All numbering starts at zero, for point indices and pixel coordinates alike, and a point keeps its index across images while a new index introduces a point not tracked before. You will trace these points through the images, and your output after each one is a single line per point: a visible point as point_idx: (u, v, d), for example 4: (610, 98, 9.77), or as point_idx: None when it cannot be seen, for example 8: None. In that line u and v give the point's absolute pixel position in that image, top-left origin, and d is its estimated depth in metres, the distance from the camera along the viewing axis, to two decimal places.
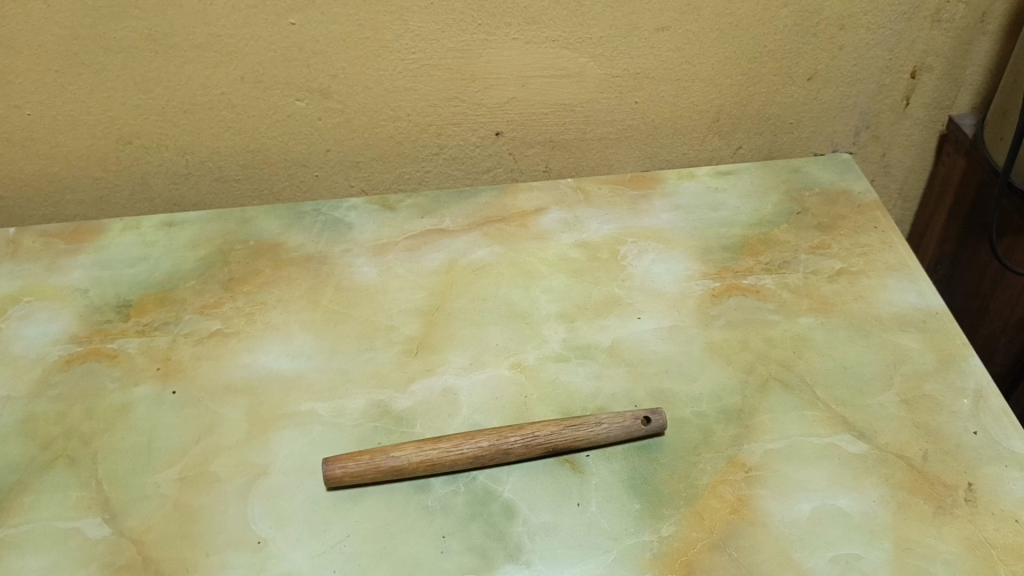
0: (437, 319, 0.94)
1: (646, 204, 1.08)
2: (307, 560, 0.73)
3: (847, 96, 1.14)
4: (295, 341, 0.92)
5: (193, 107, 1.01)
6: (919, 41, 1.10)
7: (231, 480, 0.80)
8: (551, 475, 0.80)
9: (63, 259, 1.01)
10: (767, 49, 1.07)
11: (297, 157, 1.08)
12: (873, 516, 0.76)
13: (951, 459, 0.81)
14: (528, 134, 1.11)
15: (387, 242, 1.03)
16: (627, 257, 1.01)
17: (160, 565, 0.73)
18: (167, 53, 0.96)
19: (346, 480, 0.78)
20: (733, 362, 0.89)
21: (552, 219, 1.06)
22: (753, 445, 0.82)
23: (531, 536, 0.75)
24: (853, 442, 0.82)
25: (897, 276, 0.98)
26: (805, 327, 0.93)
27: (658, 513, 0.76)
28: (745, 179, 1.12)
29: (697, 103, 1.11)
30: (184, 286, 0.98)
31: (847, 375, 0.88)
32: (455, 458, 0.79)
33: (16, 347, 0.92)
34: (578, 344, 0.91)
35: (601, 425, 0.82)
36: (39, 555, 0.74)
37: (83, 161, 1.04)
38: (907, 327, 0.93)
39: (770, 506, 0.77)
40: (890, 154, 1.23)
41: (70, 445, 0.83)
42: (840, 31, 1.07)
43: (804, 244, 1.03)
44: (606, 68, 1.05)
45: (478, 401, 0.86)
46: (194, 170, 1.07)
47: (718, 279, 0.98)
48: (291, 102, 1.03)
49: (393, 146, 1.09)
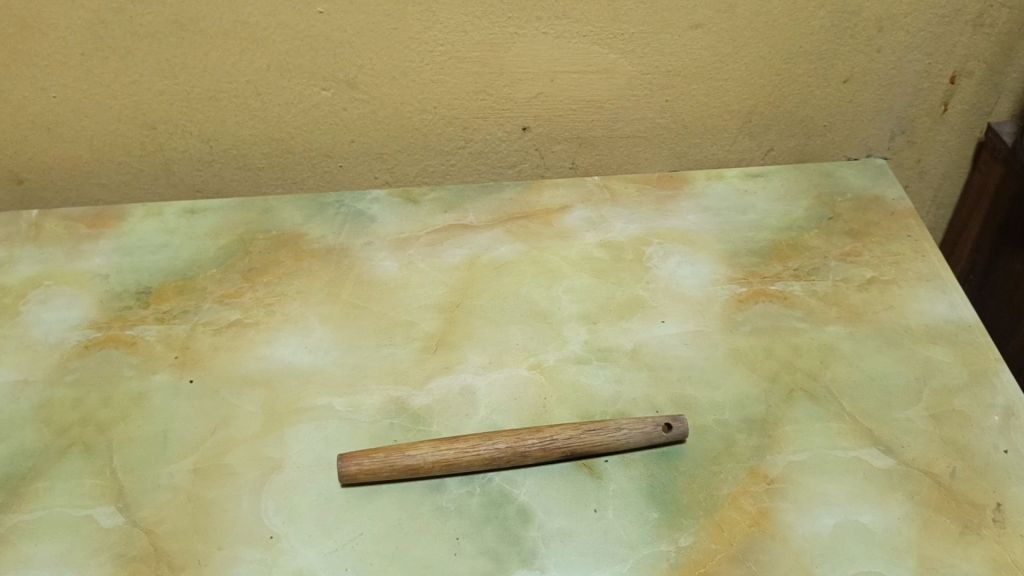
0: (458, 316, 0.93)
1: (673, 205, 1.06)
2: (319, 557, 0.73)
3: (883, 100, 1.11)
4: (313, 334, 0.91)
5: (219, 94, 1.01)
6: (959, 46, 1.07)
7: (245, 474, 0.79)
8: (567, 480, 0.79)
9: (85, 244, 1.01)
10: (803, 50, 1.05)
11: (321, 147, 1.07)
12: (896, 533, 0.74)
13: (980, 477, 0.78)
14: (556, 130, 1.09)
15: (409, 236, 1.02)
16: (653, 258, 1.00)
17: (171, 557, 0.73)
18: (194, 39, 0.96)
19: (360, 477, 0.77)
20: (758, 370, 0.87)
21: (576, 218, 1.05)
22: (776, 456, 0.80)
23: (545, 542, 0.74)
24: (879, 456, 0.80)
25: (929, 286, 0.96)
26: (832, 336, 0.91)
27: (676, 523, 0.75)
28: (775, 182, 1.10)
29: (729, 103, 1.09)
30: (204, 274, 0.97)
31: (874, 387, 0.86)
32: (471, 459, 0.78)
33: (35, 332, 0.92)
34: (600, 347, 0.90)
35: (621, 431, 0.80)
36: (52, 543, 0.74)
37: (108, 145, 1.04)
38: (938, 339, 0.90)
39: (791, 519, 0.75)
40: (925, 161, 1.20)
41: (85, 433, 0.82)
42: (878, 33, 1.04)
43: (834, 250, 1.00)
44: (637, 65, 1.03)
45: (495, 402, 0.85)
46: (218, 157, 1.07)
47: (744, 284, 0.97)
48: (317, 92, 1.02)
49: (419, 138, 1.08)
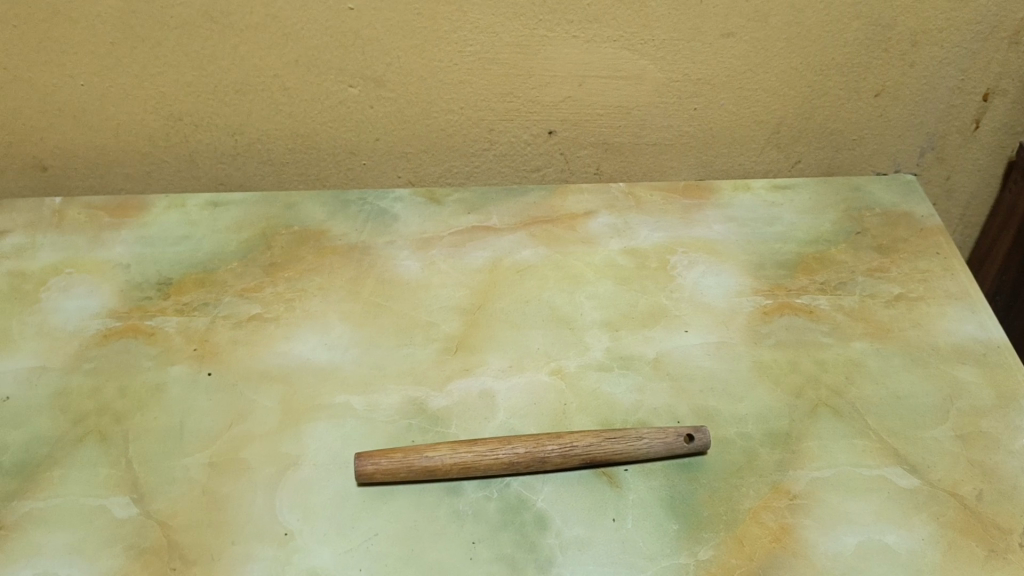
0: (479, 319, 0.92)
1: (698, 214, 1.05)
2: (332, 556, 0.72)
3: (914, 115, 1.10)
4: (333, 332, 0.91)
5: (246, 88, 1.00)
6: (994, 63, 1.06)
7: (262, 469, 0.78)
8: (586, 488, 0.78)
9: (107, 233, 1.01)
10: (835, 62, 1.04)
11: (346, 144, 1.06)
12: (921, 555, 0.73)
13: (1007, 501, 0.77)
14: (582, 135, 1.08)
15: (431, 236, 1.02)
16: (677, 267, 0.99)
17: (184, 550, 0.72)
18: (223, 31, 0.95)
19: (377, 477, 0.76)
20: (782, 384, 0.86)
21: (600, 224, 1.04)
22: (799, 472, 0.79)
23: (562, 550, 0.73)
24: (904, 476, 0.79)
25: (957, 305, 0.94)
26: (858, 352, 0.89)
27: (696, 536, 0.74)
28: (803, 195, 1.08)
29: (758, 113, 1.08)
30: (225, 267, 0.97)
31: (901, 406, 0.85)
32: (489, 463, 0.77)
33: (55, 319, 0.91)
34: (621, 354, 0.89)
35: (642, 440, 0.79)
36: (65, 531, 0.74)
37: (133, 135, 1.04)
38: (966, 359, 0.89)
39: (814, 537, 0.74)
40: (954, 179, 1.18)
41: (102, 422, 0.82)
42: (912, 48, 1.03)
43: (861, 265, 0.99)
44: (667, 72, 1.03)
45: (515, 406, 0.84)
46: (243, 150, 1.06)
47: (770, 296, 0.95)
48: (344, 88, 1.01)
49: (444, 139, 1.07)
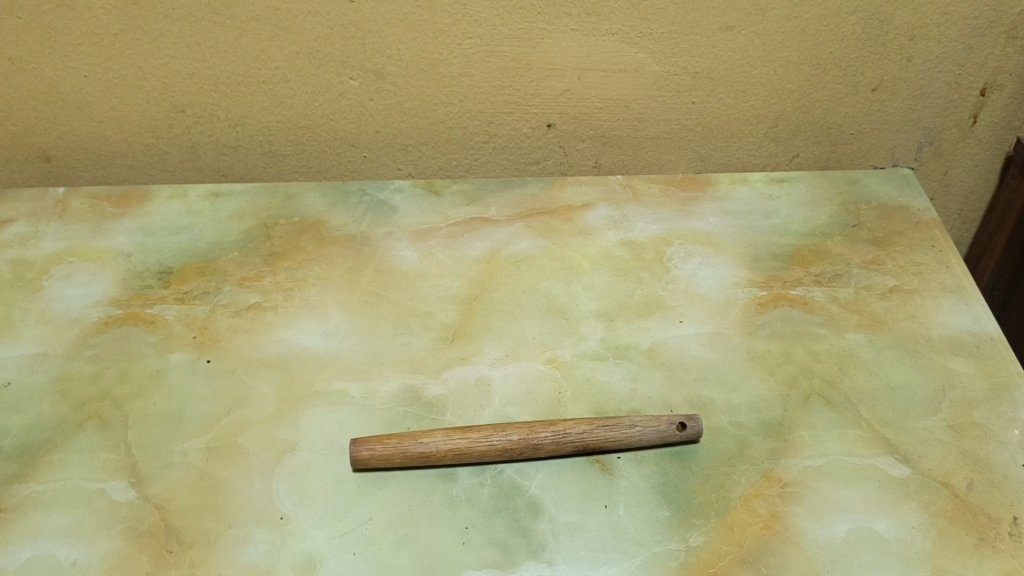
0: (476, 308, 0.93)
1: (696, 207, 1.06)
2: (327, 540, 0.73)
3: (912, 110, 1.11)
4: (330, 321, 0.91)
5: (247, 79, 1.01)
6: (992, 58, 1.06)
7: (259, 455, 0.79)
8: (579, 474, 0.78)
9: (109, 222, 1.02)
10: (832, 56, 1.04)
11: (346, 136, 1.07)
12: (910, 543, 0.74)
13: (997, 491, 0.77)
14: (580, 128, 1.09)
15: (430, 228, 1.02)
16: (673, 259, 0.99)
17: (181, 533, 0.73)
18: (225, 24, 0.96)
19: (372, 463, 0.77)
20: (775, 374, 0.87)
21: (598, 216, 1.04)
22: (790, 460, 0.79)
23: (555, 535, 0.73)
24: (896, 466, 0.79)
25: (952, 298, 0.95)
26: (852, 344, 0.90)
27: (687, 522, 0.74)
28: (799, 188, 1.09)
29: (755, 107, 1.08)
30: (225, 257, 0.98)
31: (893, 397, 0.85)
32: (483, 449, 0.78)
33: (56, 306, 0.92)
34: (616, 344, 0.89)
35: (635, 428, 0.80)
36: (64, 514, 0.75)
37: (136, 126, 1.05)
38: (959, 351, 0.89)
39: (805, 525, 0.75)
40: (952, 173, 1.18)
41: (102, 408, 0.83)
42: (910, 42, 1.04)
43: (857, 258, 1.00)
44: (665, 65, 1.03)
45: (510, 394, 0.85)
46: (244, 142, 1.07)
47: (765, 288, 0.96)
48: (343, 81, 1.02)
49: (443, 131, 1.08)
